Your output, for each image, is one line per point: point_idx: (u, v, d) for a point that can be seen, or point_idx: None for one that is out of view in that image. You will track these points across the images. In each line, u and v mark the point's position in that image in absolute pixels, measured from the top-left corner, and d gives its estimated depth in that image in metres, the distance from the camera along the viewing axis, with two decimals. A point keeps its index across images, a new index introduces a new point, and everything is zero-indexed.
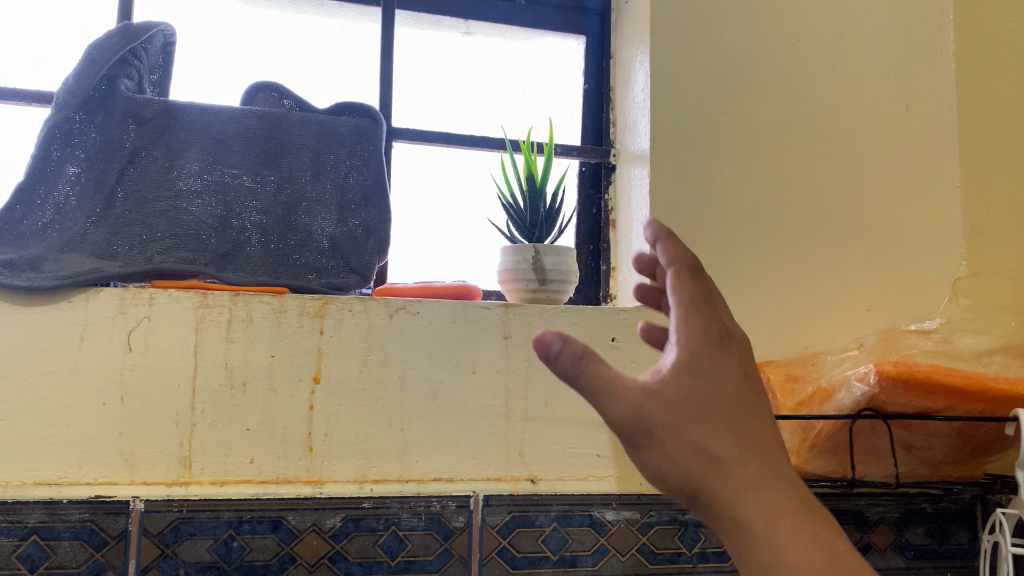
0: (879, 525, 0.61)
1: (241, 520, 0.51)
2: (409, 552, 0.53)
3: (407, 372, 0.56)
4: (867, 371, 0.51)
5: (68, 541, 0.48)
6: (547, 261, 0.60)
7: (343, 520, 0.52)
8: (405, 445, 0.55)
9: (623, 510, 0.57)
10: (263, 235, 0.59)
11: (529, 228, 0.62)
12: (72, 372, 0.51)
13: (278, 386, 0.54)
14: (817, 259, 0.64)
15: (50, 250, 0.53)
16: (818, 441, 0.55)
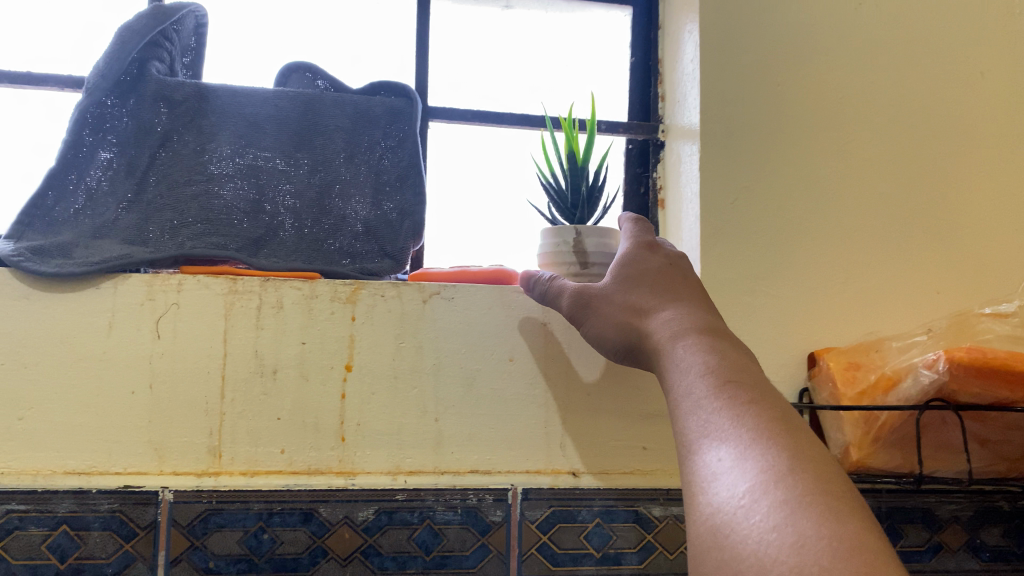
0: (951, 524, 0.57)
1: (272, 511, 0.49)
2: (445, 546, 0.51)
3: (442, 360, 0.53)
4: (936, 358, 0.48)
5: (97, 531, 0.48)
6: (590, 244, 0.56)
7: (376, 513, 0.51)
8: (440, 435, 0.53)
9: (671, 505, 0.54)
10: (297, 219, 0.57)
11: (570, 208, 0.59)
12: (101, 359, 0.50)
13: (309, 374, 0.52)
14: (881, 239, 0.60)
15: (81, 237, 0.53)
16: (886, 433, 0.51)
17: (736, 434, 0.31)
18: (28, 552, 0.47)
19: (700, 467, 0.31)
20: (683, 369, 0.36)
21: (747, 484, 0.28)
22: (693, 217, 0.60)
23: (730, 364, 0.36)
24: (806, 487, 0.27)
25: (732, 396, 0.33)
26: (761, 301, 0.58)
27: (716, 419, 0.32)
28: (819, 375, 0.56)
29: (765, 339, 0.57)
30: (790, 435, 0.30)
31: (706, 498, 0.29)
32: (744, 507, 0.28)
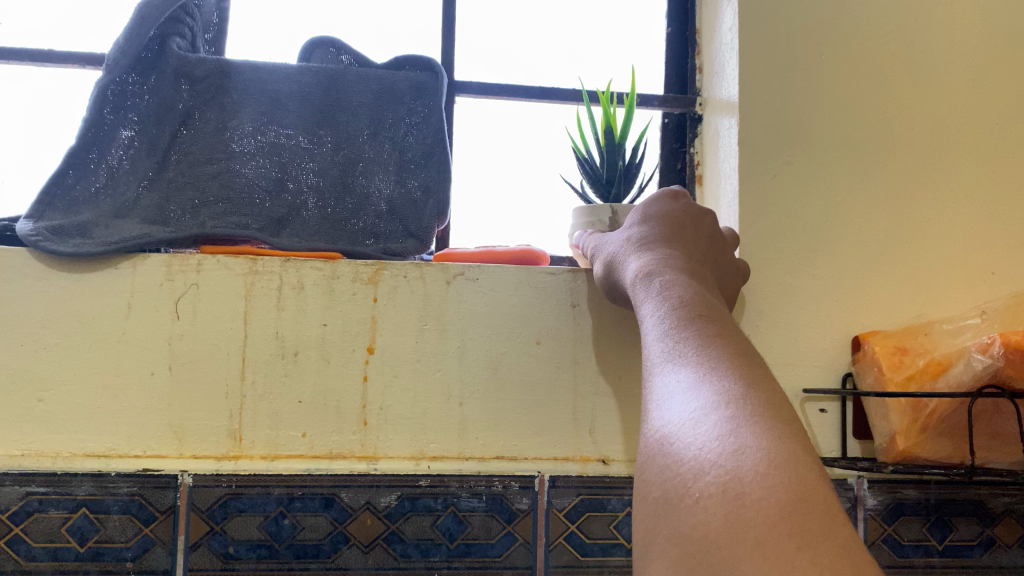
0: (1005, 518, 0.54)
1: (292, 496, 0.48)
2: (469, 534, 0.50)
3: (467, 342, 0.52)
4: (991, 341, 0.46)
5: (116, 515, 0.47)
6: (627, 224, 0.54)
7: (399, 499, 0.49)
8: (464, 420, 0.51)
9: None
10: (320, 198, 0.56)
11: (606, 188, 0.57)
12: (120, 341, 0.49)
13: (331, 357, 0.51)
14: (932, 216, 0.57)
15: (101, 217, 0.52)
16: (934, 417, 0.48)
17: (695, 361, 0.31)
18: (49, 535, 0.47)
19: (651, 389, 0.31)
20: (658, 303, 0.37)
21: (700, 402, 0.28)
22: (731, 194, 0.57)
23: (708, 306, 0.36)
24: (755, 412, 0.28)
25: (700, 327, 0.33)
26: (803, 281, 0.55)
27: (679, 345, 0.32)
28: (863, 360, 0.53)
29: (806, 323, 0.55)
30: (748, 373, 0.30)
31: (656, 414, 0.29)
32: (692, 420, 0.28)
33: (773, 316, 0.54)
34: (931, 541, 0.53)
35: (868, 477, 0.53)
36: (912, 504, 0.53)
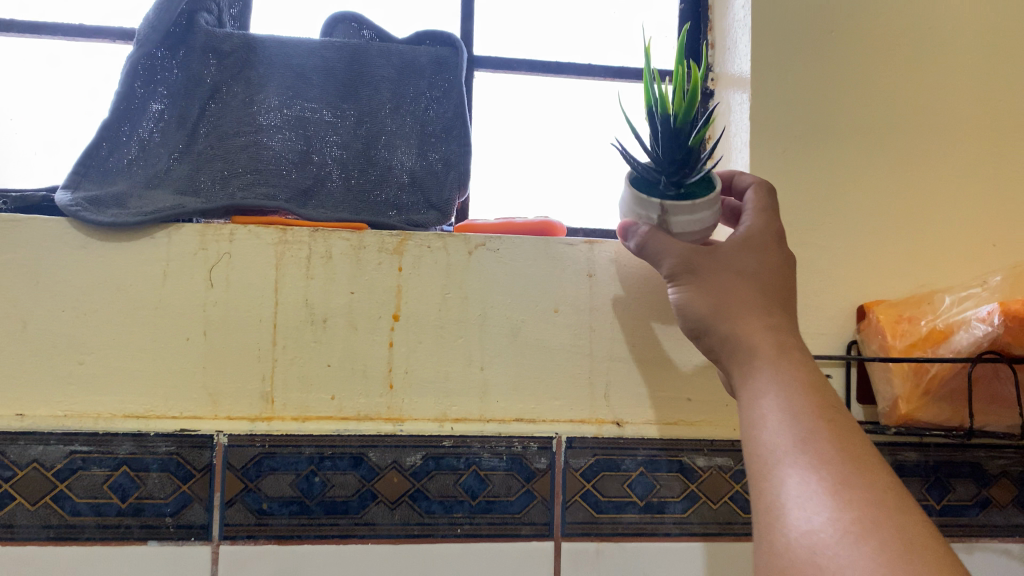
0: (1001, 479, 0.57)
1: (323, 456, 0.51)
2: (491, 492, 0.52)
3: (488, 310, 0.54)
4: (990, 311, 0.47)
5: (156, 472, 0.49)
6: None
7: (424, 458, 0.52)
8: (486, 384, 0.53)
9: (715, 456, 0.55)
10: (344, 169, 0.58)
11: (649, 179, 0.45)
12: (156, 307, 0.51)
13: (358, 323, 0.53)
14: (936, 190, 0.59)
15: (135, 188, 0.54)
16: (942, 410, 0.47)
17: (838, 465, 0.31)
18: (91, 492, 0.49)
19: (790, 491, 0.32)
20: (778, 378, 0.37)
21: (856, 516, 0.29)
22: (742, 168, 0.59)
23: (822, 383, 0.36)
24: (916, 532, 0.29)
25: (833, 421, 0.34)
26: (811, 253, 0.57)
27: (817, 445, 0.33)
28: (868, 328, 0.55)
29: (813, 293, 0.57)
30: (882, 474, 0.31)
31: (805, 521, 0.30)
32: (852, 538, 0.29)
33: None
34: (930, 501, 0.56)
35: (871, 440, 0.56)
36: (911, 465, 0.56)
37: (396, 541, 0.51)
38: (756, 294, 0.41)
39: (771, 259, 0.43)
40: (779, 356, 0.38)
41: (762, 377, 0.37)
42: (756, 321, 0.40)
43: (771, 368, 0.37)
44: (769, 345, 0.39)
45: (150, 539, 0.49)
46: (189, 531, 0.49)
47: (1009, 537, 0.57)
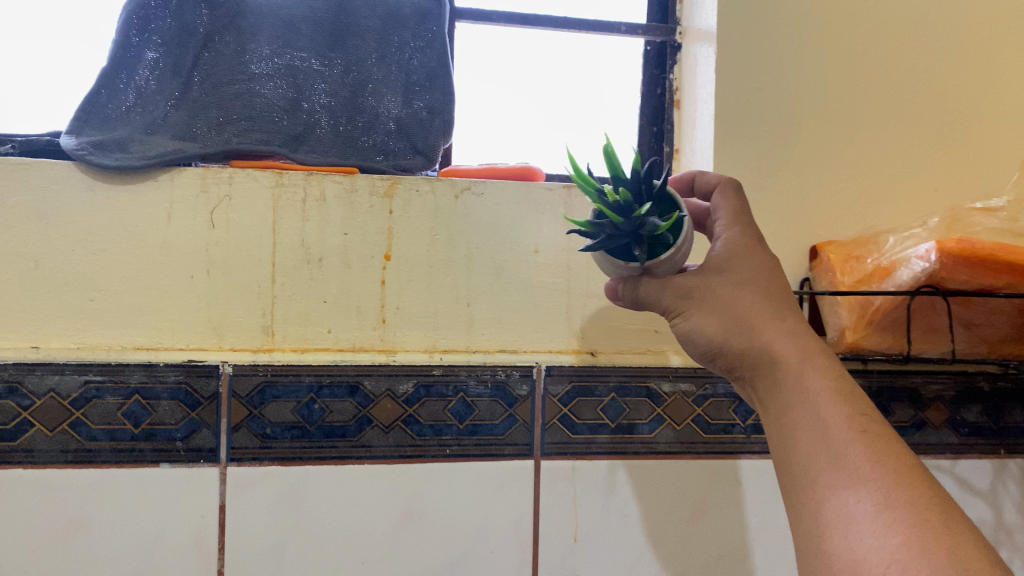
0: (935, 403, 0.63)
1: (321, 384, 0.55)
2: (476, 416, 0.57)
3: (473, 250, 0.58)
4: (928, 248, 0.52)
5: (166, 400, 0.53)
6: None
7: (415, 386, 0.56)
8: (471, 319, 0.58)
9: (679, 382, 0.60)
10: (333, 116, 0.60)
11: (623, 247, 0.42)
12: (162, 246, 0.54)
13: (351, 262, 0.56)
14: (884, 139, 0.64)
15: (135, 133, 0.56)
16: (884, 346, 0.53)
17: (877, 481, 0.34)
18: (106, 419, 0.52)
19: (838, 508, 0.35)
20: (808, 390, 0.39)
21: (900, 536, 0.32)
22: (708, 117, 0.63)
23: (847, 386, 0.39)
24: (956, 540, 0.32)
25: (865, 429, 0.36)
26: (770, 197, 0.62)
27: (854, 460, 0.35)
28: (819, 266, 0.60)
29: (771, 235, 0.62)
30: (925, 479, 0.35)
31: (854, 544, 0.33)
32: (900, 561, 0.32)
33: None
34: None
35: None
36: None
37: (391, 461, 0.56)
38: (762, 301, 0.42)
39: (765, 263, 0.44)
40: (804, 370, 0.40)
41: (794, 397, 0.39)
42: (774, 334, 0.41)
43: (799, 381, 0.39)
44: (789, 358, 0.40)
45: (162, 461, 0.53)
46: (199, 454, 0.53)
47: (940, 453, 0.63)
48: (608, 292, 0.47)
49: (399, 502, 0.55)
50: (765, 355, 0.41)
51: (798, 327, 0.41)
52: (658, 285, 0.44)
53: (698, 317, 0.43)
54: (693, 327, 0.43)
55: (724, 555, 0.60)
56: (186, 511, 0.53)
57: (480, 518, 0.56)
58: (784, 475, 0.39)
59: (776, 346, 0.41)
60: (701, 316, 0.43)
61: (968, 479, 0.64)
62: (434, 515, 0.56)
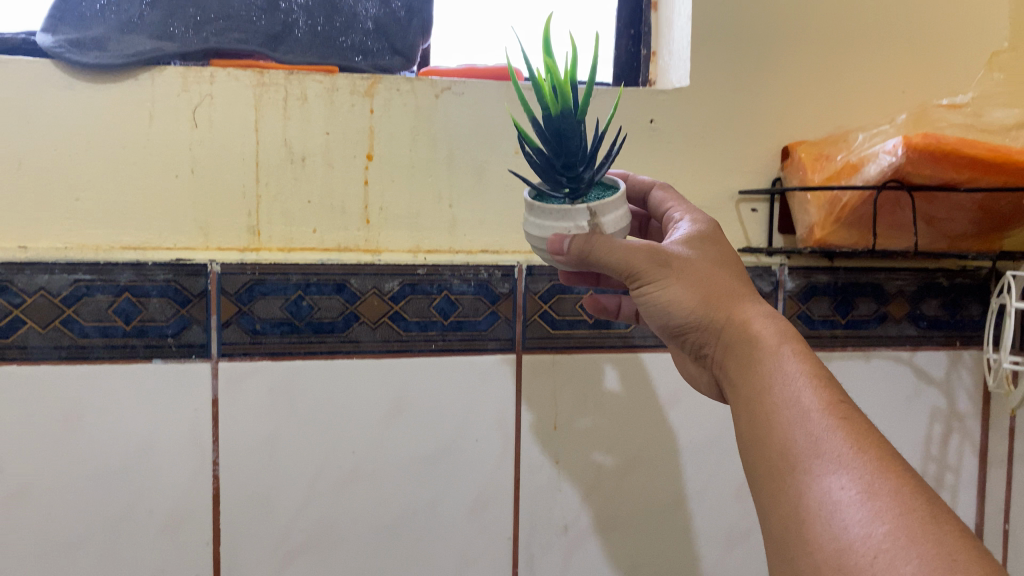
0: (897, 297, 0.66)
1: (308, 282, 0.56)
2: (460, 313, 0.59)
3: (454, 151, 0.59)
4: (895, 144, 0.53)
5: (156, 298, 0.54)
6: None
7: (400, 284, 0.58)
8: (454, 220, 0.59)
9: None
10: (310, 17, 0.60)
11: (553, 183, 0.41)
12: (145, 147, 0.54)
13: (334, 162, 0.57)
14: (857, 40, 0.65)
15: (112, 32, 0.54)
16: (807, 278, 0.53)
17: (859, 466, 0.34)
18: (97, 316, 0.53)
19: (819, 491, 0.34)
20: (790, 378, 0.39)
21: (884, 522, 0.32)
22: (685, 18, 0.63)
23: (826, 375, 0.39)
24: (940, 522, 0.31)
25: (846, 415, 0.36)
26: (744, 98, 0.63)
27: (836, 446, 0.35)
28: (791, 166, 0.62)
29: (744, 136, 0.63)
30: (904, 465, 0.34)
31: (837, 527, 0.33)
32: (886, 548, 0.31)
33: (716, 129, 0.63)
34: (837, 316, 0.65)
35: (789, 265, 0.64)
36: (822, 286, 0.65)
37: (378, 356, 0.57)
38: (736, 284, 0.43)
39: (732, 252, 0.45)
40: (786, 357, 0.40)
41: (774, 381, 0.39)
42: (753, 321, 0.42)
43: (779, 368, 0.39)
44: (769, 344, 0.41)
45: (154, 358, 0.54)
46: (190, 351, 0.55)
47: (900, 346, 0.67)
48: (554, 245, 0.41)
49: (388, 395, 0.58)
50: (745, 338, 0.41)
51: (771, 317, 0.42)
52: (637, 251, 0.41)
53: (674, 290, 0.42)
54: (667, 300, 0.42)
55: (695, 441, 0.63)
56: (180, 405, 0.55)
57: (465, 410, 0.59)
58: (761, 457, 0.38)
59: (757, 332, 0.41)
60: (678, 289, 0.42)
61: (925, 371, 0.68)
62: (421, 407, 0.58)
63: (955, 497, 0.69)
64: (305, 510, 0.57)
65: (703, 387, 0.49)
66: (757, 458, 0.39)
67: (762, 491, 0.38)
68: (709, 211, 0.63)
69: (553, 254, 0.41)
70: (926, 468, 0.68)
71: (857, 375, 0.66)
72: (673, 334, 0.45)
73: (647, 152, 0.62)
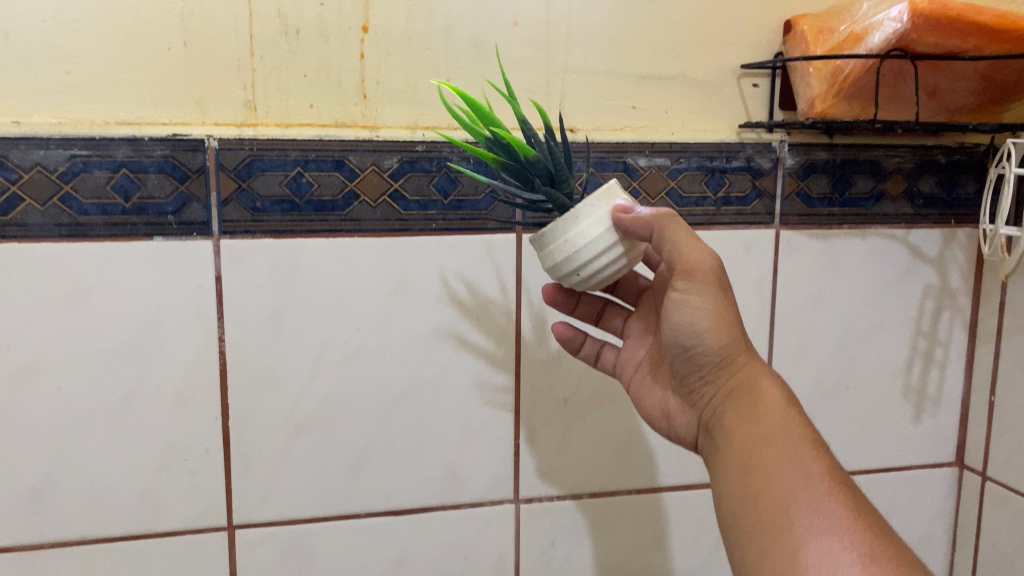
0: (894, 175, 0.67)
1: (307, 159, 0.56)
2: (461, 191, 0.58)
3: (452, 23, 0.58)
4: (901, 10, 0.54)
5: (155, 174, 0.54)
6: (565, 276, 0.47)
7: (400, 162, 0.57)
8: (452, 95, 0.58)
9: (656, 158, 0.61)
10: None
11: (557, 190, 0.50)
12: (135, 17, 0.53)
13: (329, 34, 0.56)
14: None
15: None
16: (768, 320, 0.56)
17: (860, 536, 0.41)
18: (95, 193, 0.53)
19: (822, 546, 0.40)
20: (792, 442, 0.45)
21: None
22: None
23: (823, 446, 0.46)
24: None
25: (846, 488, 0.43)
26: None
27: (840, 514, 0.42)
28: (795, 40, 0.61)
29: (746, 8, 0.62)
30: (886, 530, 0.42)
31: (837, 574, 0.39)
32: None
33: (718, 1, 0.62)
34: (834, 194, 0.66)
35: (789, 141, 0.64)
36: (821, 164, 0.65)
37: (379, 235, 0.57)
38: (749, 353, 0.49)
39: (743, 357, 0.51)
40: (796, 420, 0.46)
41: (787, 428, 0.46)
42: (767, 385, 0.48)
43: (786, 427, 0.46)
44: (777, 400, 0.47)
45: (155, 236, 0.54)
46: (191, 229, 0.55)
47: (895, 224, 0.68)
48: (617, 218, 0.44)
49: (390, 272, 0.58)
50: (752, 389, 0.48)
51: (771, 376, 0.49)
52: (704, 257, 0.44)
53: (714, 306, 0.46)
54: (702, 313, 0.46)
55: None
56: (183, 283, 0.55)
57: (467, 288, 0.60)
58: (777, 472, 0.44)
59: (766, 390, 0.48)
60: (716, 309, 0.46)
61: (919, 249, 0.68)
62: (423, 284, 0.59)
63: (942, 371, 0.71)
64: (311, 384, 0.58)
65: (678, 428, 0.53)
66: (773, 474, 0.44)
67: (769, 505, 0.43)
68: (708, 87, 0.63)
69: (614, 220, 0.45)
70: (915, 343, 0.70)
71: (852, 253, 0.67)
72: (679, 353, 0.49)
73: (647, 25, 0.61)
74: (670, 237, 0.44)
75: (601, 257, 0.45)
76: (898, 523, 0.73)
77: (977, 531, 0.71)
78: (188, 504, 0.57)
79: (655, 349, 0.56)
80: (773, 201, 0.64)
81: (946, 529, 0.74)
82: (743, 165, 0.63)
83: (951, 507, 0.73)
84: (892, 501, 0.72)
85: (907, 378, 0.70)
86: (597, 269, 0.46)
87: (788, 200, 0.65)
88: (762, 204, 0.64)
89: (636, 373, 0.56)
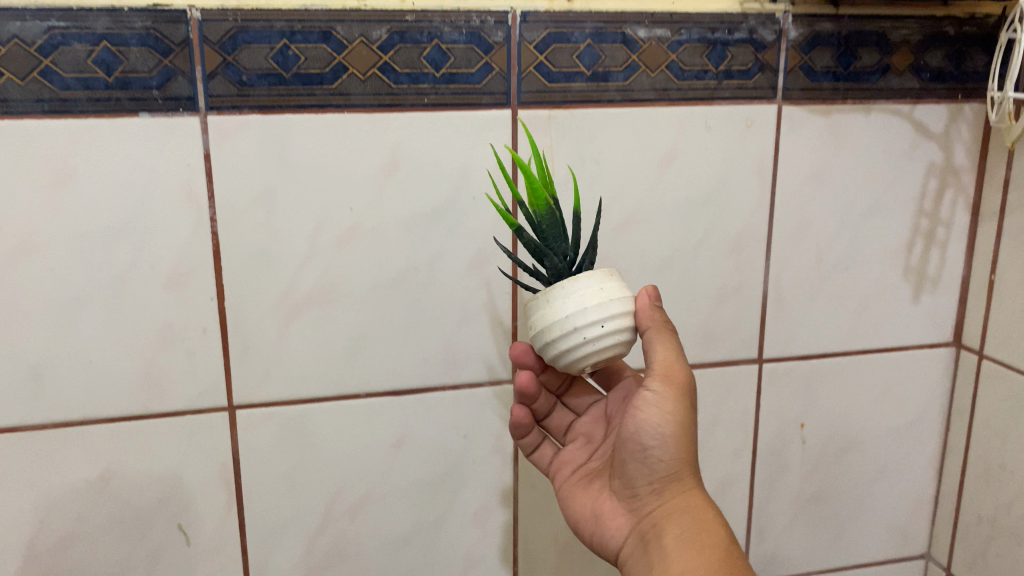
0: (901, 48, 0.64)
1: (293, 30, 0.54)
2: (453, 65, 0.57)
3: None
4: None
5: (136, 48, 0.52)
6: (582, 326, 0.47)
7: (389, 33, 0.55)
8: None
9: (656, 29, 0.59)
10: None
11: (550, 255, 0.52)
12: None
13: None
14: None
15: None
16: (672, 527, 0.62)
17: None
18: (77, 67, 0.51)
19: None
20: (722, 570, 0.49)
21: None
22: None
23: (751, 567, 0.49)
24: None
25: None
26: None
27: None
28: None
29: None
30: None
31: None
32: None
33: None
34: (839, 68, 0.63)
35: (792, 12, 0.62)
36: (826, 36, 0.63)
37: (370, 111, 0.56)
38: (698, 498, 0.53)
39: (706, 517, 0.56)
40: (725, 557, 0.50)
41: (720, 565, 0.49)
42: (710, 524, 0.52)
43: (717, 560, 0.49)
44: (723, 542, 0.51)
45: (141, 112, 0.53)
46: (177, 105, 0.53)
47: (901, 99, 0.66)
48: (647, 292, 0.51)
49: (382, 150, 0.57)
50: (701, 530, 0.51)
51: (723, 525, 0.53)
52: (671, 360, 0.50)
53: (673, 422, 0.51)
54: (662, 424, 0.51)
55: (693, 198, 0.63)
56: (172, 162, 0.54)
57: (461, 167, 0.58)
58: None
59: (712, 530, 0.52)
60: (678, 423, 0.51)
61: (925, 125, 0.67)
62: (417, 163, 0.57)
63: (944, 251, 0.70)
64: (306, 265, 0.57)
65: (609, 527, 0.56)
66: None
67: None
68: None
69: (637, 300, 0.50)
70: (917, 222, 0.69)
71: (855, 130, 0.65)
72: (638, 455, 0.53)
73: None
74: (651, 343, 0.50)
75: (620, 313, 0.48)
76: (893, 402, 0.73)
77: (972, 409, 0.72)
78: (187, 385, 0.58)
79: (597, 458, 0.60)
80: (776, 75, 0.62)
81: (941, 408, 0.75)
82: (746, 37, 0.61)
83: (947, 386, 0.74)
84: (888, 381, 0.73)
85: (907, 258, 0.70)
86: (613, 327, 0.48)
87: (791, 74, 0.63)
88: (764, 78, 0.62)
89: (570, 476, 0.60)
